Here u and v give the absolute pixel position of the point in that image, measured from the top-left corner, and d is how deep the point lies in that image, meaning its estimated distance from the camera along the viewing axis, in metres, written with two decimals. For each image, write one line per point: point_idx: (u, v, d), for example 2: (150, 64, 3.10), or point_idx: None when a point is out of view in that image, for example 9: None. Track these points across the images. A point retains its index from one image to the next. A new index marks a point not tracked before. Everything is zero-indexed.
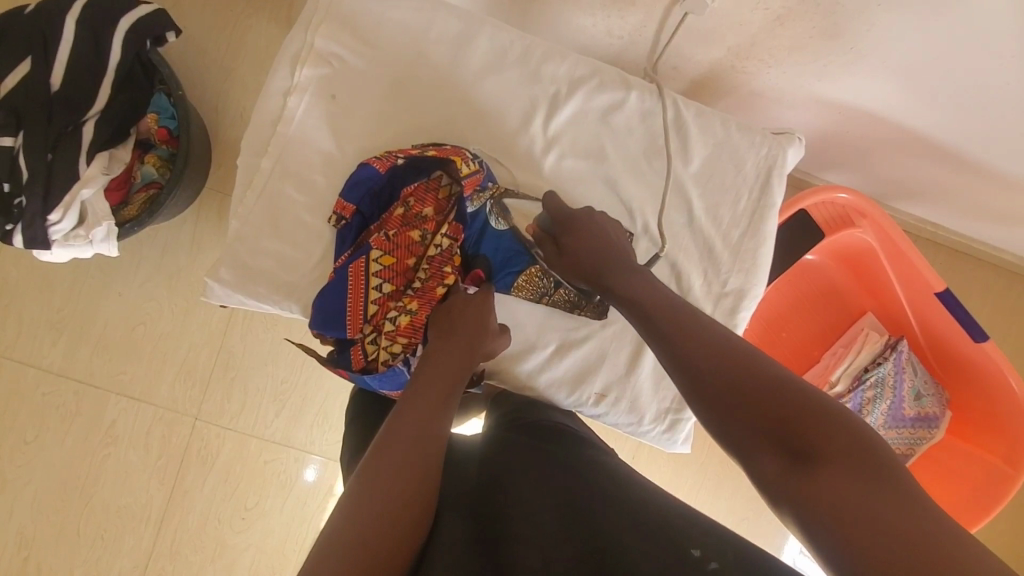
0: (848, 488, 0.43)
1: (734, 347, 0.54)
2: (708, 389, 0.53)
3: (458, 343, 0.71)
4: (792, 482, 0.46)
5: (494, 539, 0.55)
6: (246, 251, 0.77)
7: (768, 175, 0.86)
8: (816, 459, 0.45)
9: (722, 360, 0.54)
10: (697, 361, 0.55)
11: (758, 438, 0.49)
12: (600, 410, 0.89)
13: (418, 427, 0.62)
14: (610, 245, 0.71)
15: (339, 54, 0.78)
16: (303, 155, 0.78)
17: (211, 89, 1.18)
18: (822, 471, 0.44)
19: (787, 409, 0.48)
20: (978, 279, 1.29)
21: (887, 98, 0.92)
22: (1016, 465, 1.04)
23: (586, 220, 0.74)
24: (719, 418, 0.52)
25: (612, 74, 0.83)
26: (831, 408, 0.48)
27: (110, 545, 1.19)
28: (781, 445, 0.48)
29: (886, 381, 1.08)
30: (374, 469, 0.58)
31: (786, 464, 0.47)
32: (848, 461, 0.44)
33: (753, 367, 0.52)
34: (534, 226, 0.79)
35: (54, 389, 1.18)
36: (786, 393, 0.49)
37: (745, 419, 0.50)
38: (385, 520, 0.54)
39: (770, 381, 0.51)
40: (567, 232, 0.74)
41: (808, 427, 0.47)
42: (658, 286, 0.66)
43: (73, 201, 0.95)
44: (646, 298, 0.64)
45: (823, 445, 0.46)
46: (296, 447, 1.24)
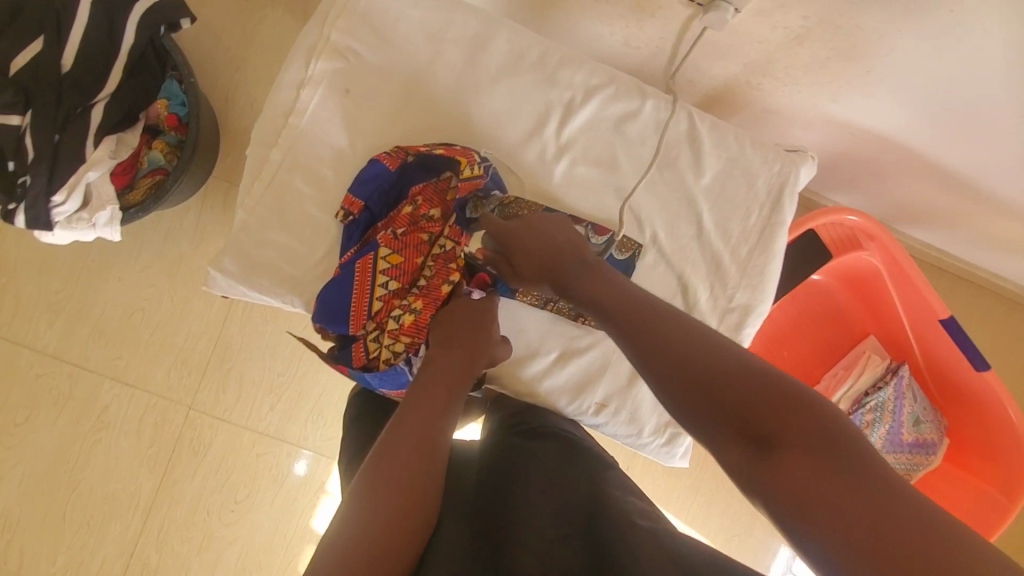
0: (816, 474, 0.42)
1: (694, 335, 0.54)
2: (672, 381, 0.53)
3: (457, 348, 0.70)
4: (759, 472, 0.45)
5: (494, 544, 0.55)
6: (251, 243, 0.77)
7: (779, 193, 0.85)
8: (783, 446, 0.45)
9: (682, 349, 0.53)
10: (660, 352, 0.54)
11: (724, 428, 0.49)
12: (599, 420, 0.88)
13: (420, 432, 0.62)
14: (557, 247, 0.68)
15: (355, 49, 0.77)
16: (314, 148, 0.78)
17: (223, 78, 1.17)
18: (789, 459, 0.44)
19: (750, 398, 0.48)
20: (982, 307, 1.28)
21: (901, 121, 0.92)
22: (1013, 496, 1.03)
23: (527, 228, 0.71)
24: (684, 410, 0.52)
25: (628, 83, 0.82)
26: (794, 390, 0.48)
27: (95, 532, 1.18)
28: (747, 435, 0.47)
29: (885, 406, 1.08)
30: (376, 475, 0.58)
31: (753, 454, 0.46)
32: (814, 445, 0.44)
33: (714, 355, 0.52)
34: (483, 252, 0.77)
35: (48, 370, 1.17)
36: (748, 380, 0.49)
37: (709, 410, 0.50)
38: (387, 524, 0.55)
39: (731, 369, 0.50)
40: (512, 241, 0.71)
41: (772, 413, 0.46)
42: (617, 278, 0.64)
43: (78, 183, 0.95)
44: (606, 294, 0.62)
45: (786, 431, 0.45)
46: (289, 441, 1.22)
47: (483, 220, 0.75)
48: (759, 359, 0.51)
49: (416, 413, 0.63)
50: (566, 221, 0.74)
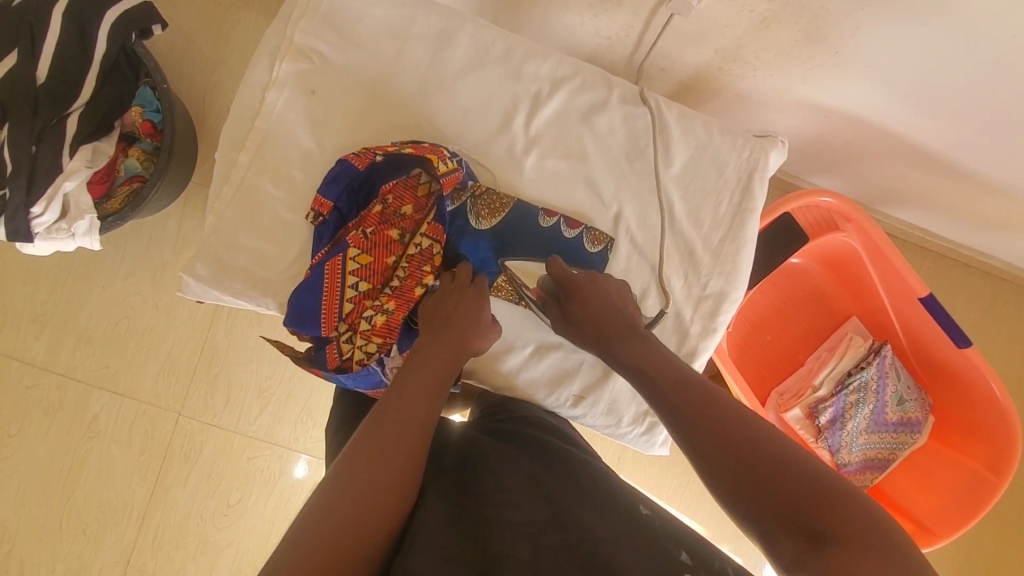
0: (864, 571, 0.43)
1: (747, 423, 0.55)
2: (724, 467, 0.53)
3: (445, 341, 0.69)
4: (808, 563, 0.45)
5: (481, 521, 0.56)
6: (223, 247, 0.77)
7: (750, 178, 0.86)
8: (834, 540, 0.46)
9: (736, 434, 0.54)
10: (712, 438, 0.55)
11: (775, 519, 0.49)
12: (578, 412, 0.88)
13: (408, 418, 0.61)
14: (618, 314, 0.71)
15: (318, 49, 0.77)
16: (281, 150, 0.78)
17: (196, 83, 1.17)
18: (842, 552, 0.45)
19: (803, 491, 0.49)
20: (963, 285, 1.29)
21: (873, 102, 0.92)
22: (999, 472, 1.03)
23: (591, 283, 0.74)
24: (733, 495, 0.52)
25: (595, 74, 0.83)
26: (844, 488, 0.49)
27: (91, 541, 1.18)
28: (797, 527, 0.48)
29: (868, 386, 1.09)
30: (353, 460, 0.57)
31: (803, 545, 0.47)
32: (861, 542, 0.45)
33: (770, 447, 0.53)
34: (539, 289, 0.80)
35: (36, 382, 1.18)
36: (804, 474, 0.50)
37: (760, 499, 0.50)
38: (356, 515, 0.54)
39: (786, 461, 0.51)
40: (573, 295, 0.74)
41: (823, 505, 0.48)
42: (665, 356, 0.67)
43: (56, 194, 0.94)
44: (656, 370, 0.64)
45: (837, 527, 0.46)
46: (280, 444, 1.23)
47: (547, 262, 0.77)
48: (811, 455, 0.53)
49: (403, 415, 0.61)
50: (627, 290, 0.78)
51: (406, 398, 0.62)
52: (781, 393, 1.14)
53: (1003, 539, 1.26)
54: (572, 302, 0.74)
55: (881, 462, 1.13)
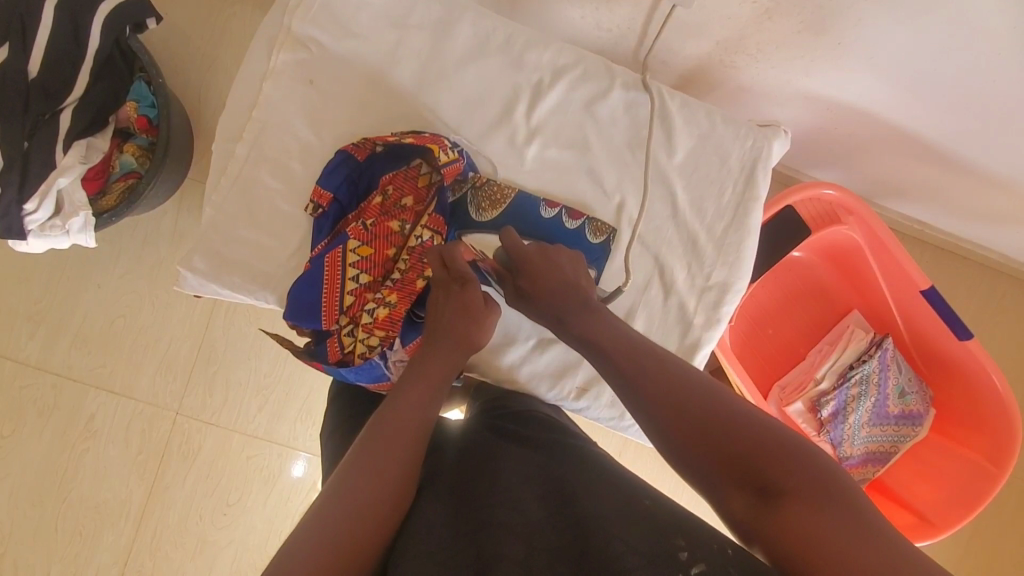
0: (819, 522, 0.44)
1: (692, 386, 0.55)
2: (675, 435, 0.54)
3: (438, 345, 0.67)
4: (766, 523, 0.47)
5: (479, 517, 0.55)
6: (219, 239, 0.75)
7: (752, 168, 0.85)
8: (784, 495, 0.47)
9: (683, 400, 0.55)
10: (660, 405, 0.55)
11: (728, 478, 0.50)
12: (581, 405, 0.88)
13: (402, 422, 0.60)
14: (568, 285, 0.69)
15: (316, 38, 0.76)
16: (279, 141, 0.77)
17: (191, 77, 1.16)
18: (791, 507, 0.46)
19: (754, 453, 0.50)
20: (964, 277, 1.29)
21: (874, 94, 0.92)
22: (1001, 464, 1.03)
23: (542, 257, 0.71)
24: (687, 461, 0.53)
25: (596, 63, 0.82)
26: (795, 444, 0.50)
27: (89, 542, 1.17)
28: (748, 485, 0.49)
29: (871, 378, 1.09)
30: (350, 468, 0.57)
31: (755, 502, 0.48)
32: (810, 491, 0.46)
33: (715, 409, 0.53)
34: (492, 263, 0.76)
35: (31, 382, 1.16)
36: (749, 430, 0.51)
37: (712, 462, 0.51)
38: (352, 526, 0.53)
39: (733, 422, 0.52)
40: (524, 270, 0.70)
41: (772, 463, 0.49)
42: (614, 322, 0.65)
43: (49, 190, 0.93)
44: (604, 337, 0.63)
45: (788, 482, 0.47)
46: (279, 442, 1.22)
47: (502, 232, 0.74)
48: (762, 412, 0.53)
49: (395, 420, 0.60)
50: (582, 263, 0.74)
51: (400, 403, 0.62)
52: (783, 386, 1.14)
53: (1004, 531, 1.26)
54: (522, 276, 0.70)
55: (883, 454, 1.13)
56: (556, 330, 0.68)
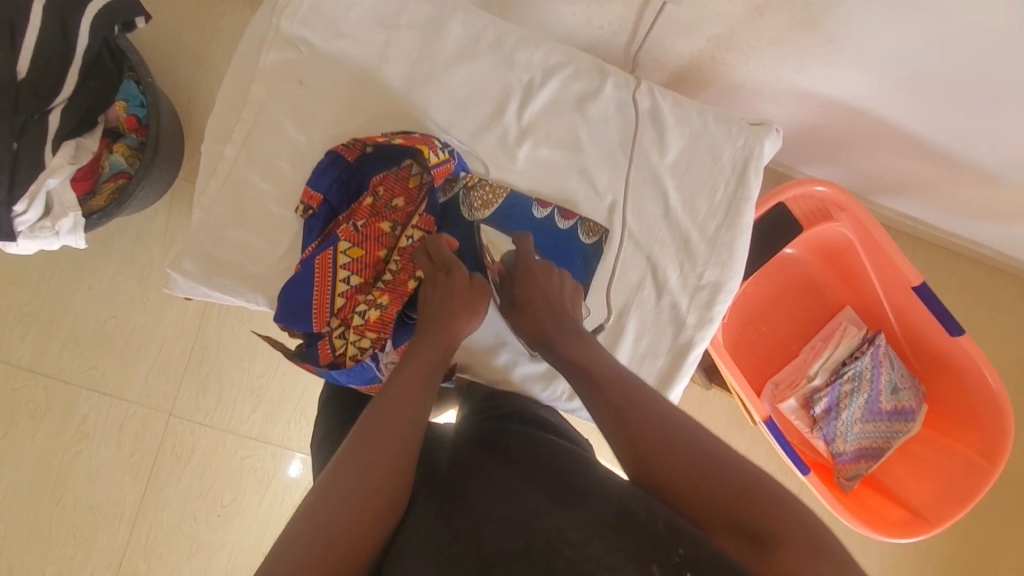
0: (807, 568, 0.48)
1: (682, 431, 0.58)
2: (666, 475, 0.56)
3: (428, 339, 0.67)
4: (755, 568, 0.49)
5: (473, 518, 0.55)
6: (209, 241, 0.75)
7: (744, 167, 0.85)
8: (771, 541, 0.50)
9: (674, 443, 0.57)
10: (651, 445, 0.57)
11: (716, 521, 0.53)
12: (574, 405, 0.87)
13: (394, 418, 0.60)
14: (563, 313, 0.71)
15: (305, 38, 0.75)
16: (269, 142, 0.76)
17: (181, 76, 1.15)
18: (779, 552, 0.49)
19: (742, 498, 0.52)
20: (955, 274, 1.30)
21: (867, 90, 0.92)
22: (993, 460, 1.03)
23: (541, 275, 0.74)
24: (677, 500, 0.55)
25: (588, 62, 0.82)
26: (778, 492, 0.53)
27: (82, 543, 1.16)
28: (737, 529, 0.52)
29: (863, 375, 1.09)
30: (343, 466, 0.56)
31: (743, 546, 0.51)
32: (797, 537, 0.49)
33: (702, 456, 0.56)
34: (497, 267, 0.78)
35: (23, 384, 1.15)
36: (735, 477, 0.54)
37: (702, 505, 0.54)
38: (345, 525, 0.53)
39: (722, 468, 0.55)
40: (519, 285, 0.73)
41: (760, 510, 0.52)
42: (606, 356, 0.68)
43: (39, 191, 0.92)
44: (598, 371, 0.65)
45: (774, 528, 0.50)
46: (274, 443, 1.21)
47: (517, 238, 0.76)
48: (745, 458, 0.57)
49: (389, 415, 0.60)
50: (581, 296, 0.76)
51: (391, 398, 0.61)
52: (776, 383, 1.14)
53: (995, 525, 1.27)
54: (520, 289, 0.73)
55: (875, 450, 1.13)
56: (543, 352, 0.71)
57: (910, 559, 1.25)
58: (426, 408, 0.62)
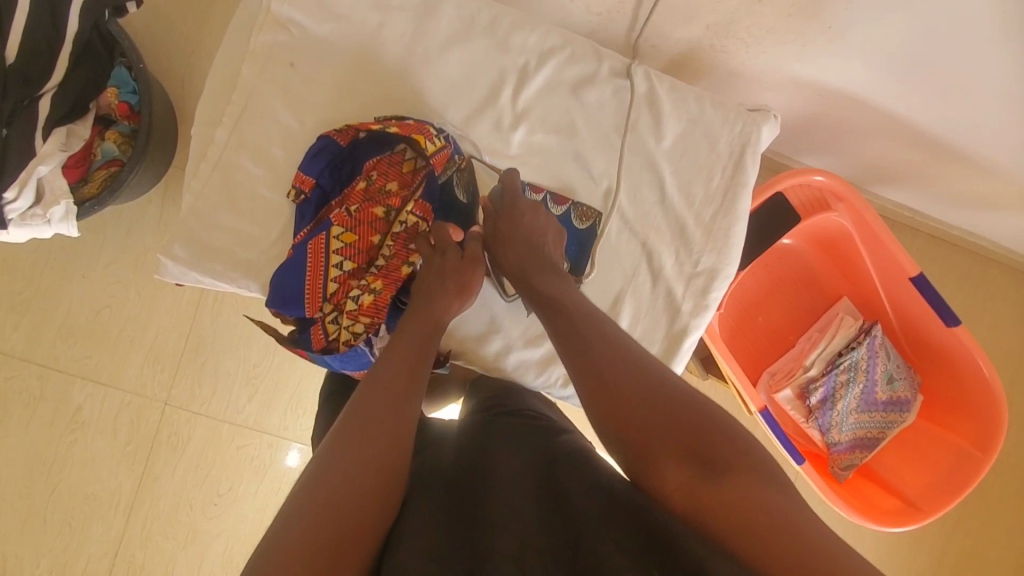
0: (757, 494, 0.48)
1: (645, 364, 0.60)
2: (628, 401, 0.57)
3: (419, 316, 0.68)
4: (706, 495, 0.50)
5: (473, 521, 0.54)
6: (200, 226, 0.74)
7: (741, 153, 0.84)
8: (726, 471, 0.50)
9: (636, 373, 0.59)
10: (615, 372, 0.59)
11: (672, 450, 0.53)
12: (569, 392, 0.87)
13: (386, 408, 0.58)
14: (542, 251, 0.72)
15: (297, 20, 0.74)
16: (261, 125, 0.75)
17: (173, 62, 1.13)
18: (732, 481, 0.50)
19: (702, 430, 0.54)
20: (952, 264, 1.30)
21: (866, 79, 0.91)
22: (986, 450, 1.03)
23: (530, 215, 0.74)
24: (636, 427, 0.56)
25: (584, 46, 0.81)
26: (736, 431, 0.54)
27: (78, 533, 1.16)
28: (692, 458, 0.52)
29: (858, 366, 1.09)
30: (336, 453, 0.54)
31: (699, 474, 0.51)
32: (748, 467, 0.51)
33: (659, 393, 0.57)
34: (484, 200, 0.77)
35: (16, 373, 1.15)
36: (691, 412, 0.55)
37: (661, 433, 0.54)
38: (348, 513, 0.50)
39: (682, 400, 0.56)
40: (504, 219, 0.74)
41: (717, 442, 0.53)
42: (581, 297, 0.69)
43: (29, 178, 0.91)
44: (572, 307, 0.67)
45: (730, 460, 0.51)
46: (270, 433, 1.21)
47: (505, 175, 0.77)
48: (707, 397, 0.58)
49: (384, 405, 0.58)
50: (562, 241, 0.78)
51: (381, 385, 0.60)
52: (773, 373, 1.14)
53: (989, 514, 1.27)
54: (506, 221, 0.74)
55: (870, 441, 1.13)
56: (518, 287, 0.72)
57: (904, 547, 1.26)
58: (418, 399, 0.61)
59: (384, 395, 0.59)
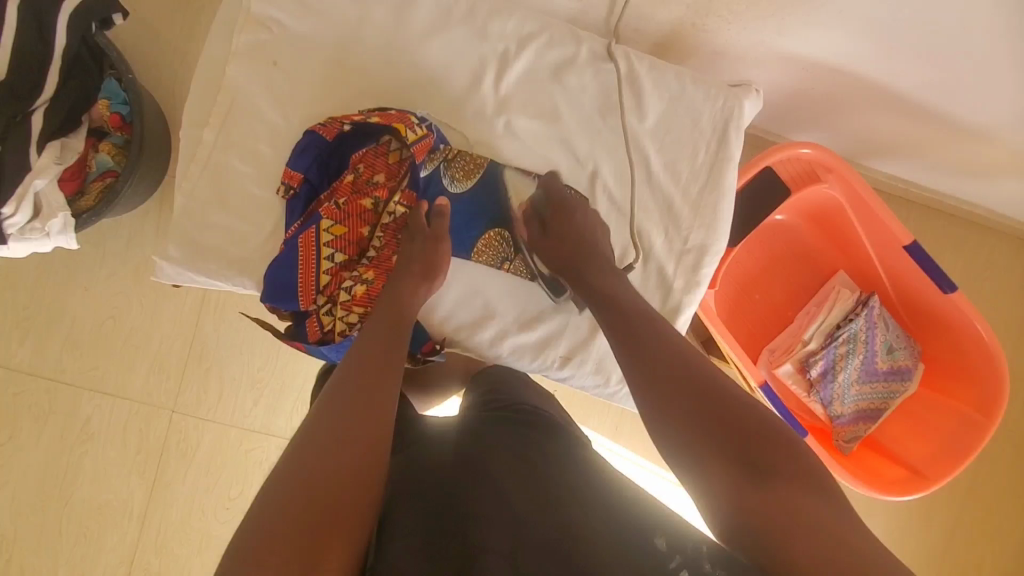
0: (797, 494, 0.50)
1: (695, 362, 0.60)
2: (676, 397, 0.58)
3: (389, 305, 0.70)
4: (748, 493, 0.51)
5: (463, 510, 0.56)
6: (193, 227, 0.75)
7: (725, 128, 0.85)
8: (769, 471, 0.52)
9: (687, 370, 0.59)
10: (664, 370, 0.60)
11: (720, 448, 0.54)
12: (566, 374, 0.88)
13: (364, 395, 0.59)
14: (589, 250, 0.75)
15: (276, 18, 0.75)
16: (247, 124, 0.76)
17: (161, 72, 1.14)
18: (775, 482, 0.51)
19: (751, 429, 0.54)
20: (948, 233, 1.29)
21: (848, 49, 0.91)
22: (988, 413, 1.04)
23: (575, 215, 0.78)
24: (683, 424, 0.56)
25: (563, 29, 0.82)
26: (782, 429, 0.55)
27: (94, 543, 1.18)
28: (738, 457, 0.53)
29: (857, 337, 1.09)
30: (317, 430, 0.55)
31: (742, 473, 0.52)
32: (793, 470, 0.52)
33: (710, 389, 0.57)
34: (526, 205, 0.81)
35: (25, 387, 1.16)
36: (740, 412, 0.55)
37: (709, 430, 0.55)
38: (326, 489, 0.51)
39: (732, 397, 0.57)
40: (552, 218, 0.77)
41: (765, 441, 0.54)
42: (634, 295, 0.70)
43: (26, 193, 0.92)
44: (623, 306, 0.68)
45: (775, 460, 0.53)
46: (277, 435, 1.22)
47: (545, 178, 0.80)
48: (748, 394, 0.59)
49: (359, 390, 0.59)
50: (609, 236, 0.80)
51: (358, 373, 0.61)
52: (773, 349, 1.14)
53: (997, 481, 1.27)
54: (553, 222, 0.77)
55: (874, 413, 1.13)
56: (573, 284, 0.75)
57: (913, 519, 1.26)
58: (398, 386, 0.63)
59: (361, 379, 0.60)
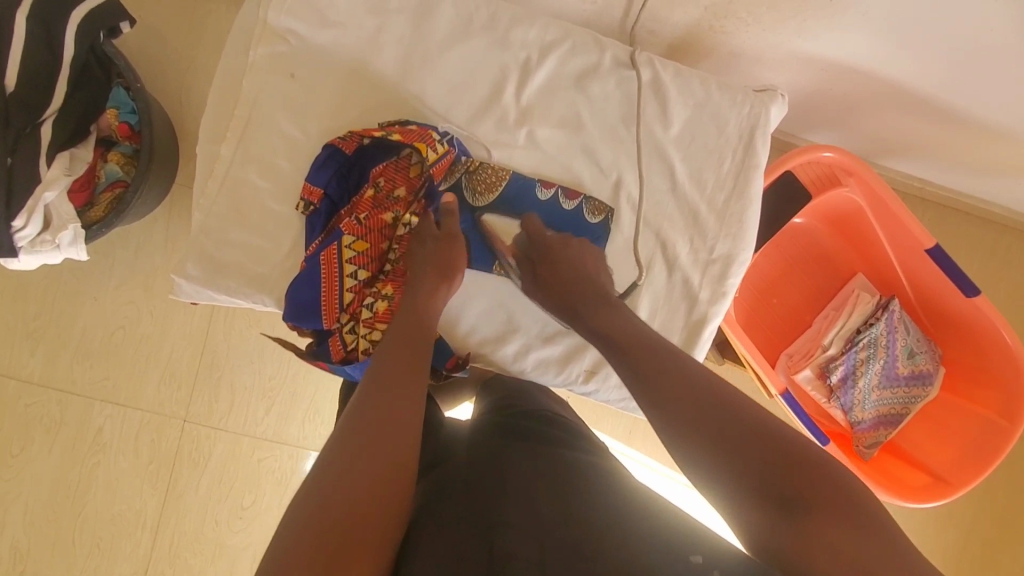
0: (837, 531, 0.45)
1: (707, 389, 0.55)
2: (694, 426, 0.53)
3: (411, 319, 0.68)
4: (784, 530, 0.46)
5: (489, 518, 0.53)
6: (210, 242, 0.74)
7: (751, 135, 0.83)
8: (806, 505, 0.46)
9: (702, 396, 0.54)
10: (673, 399, 0.55)
11: (751, 483, 0.49)
12: (590, 388, 0.87)
13: (375, 414, 0.56)
14: (587, 282, 0.72)
15: (294, 29, 0.74)
16: (266, 138, 0.75)
17: (170, 79, 1.13)
18: (812, 517, 0.46)
19: (779, 457, 0.49)
20: (967, 234, 1.28)
21: (873, 52, 0.89)
22: (1013, 418, 1.02)
23: (564, 248, 0.76)
24: (711, 458, 0.51)
25: (585, 36, 0.80)
26: (815, 455, 0.50)
27: (106, 554, 1.17)
28: (771, 491, 0.48)
29: (878, 342, 1.07)
30: (337, 453, 0.53)
31: (776, 513, 0.47)
32: (830, 502, 0.47)
33: (730, 416, 0.52)
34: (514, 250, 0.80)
35: (35, 399, 1.15)
36: (769, 441, 0.50)
37: (741, 461, 0.50)
38: (340, 512, 0.49)
39: (756, 424, 0.51)
40: (541, 262, 0.75)
41: (798, 472, 0.48)
42: (633, 321, 0.67)
43: (37, 206, 0.90)
44: (622, 336, 0.64)
45: (811, 492, 0.47)
46: (290, 444, 1.22)
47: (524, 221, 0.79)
48: (778, 419, 0.53)
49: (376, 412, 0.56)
50: (604, 259, 0.79)
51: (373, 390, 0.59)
52: (790, 354, 1.13)
53: (1017, 484, 1.26)
54: (545, 266, 0.75)
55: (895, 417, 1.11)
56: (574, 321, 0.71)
57: (932, 523, 1.25)
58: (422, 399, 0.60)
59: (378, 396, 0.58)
